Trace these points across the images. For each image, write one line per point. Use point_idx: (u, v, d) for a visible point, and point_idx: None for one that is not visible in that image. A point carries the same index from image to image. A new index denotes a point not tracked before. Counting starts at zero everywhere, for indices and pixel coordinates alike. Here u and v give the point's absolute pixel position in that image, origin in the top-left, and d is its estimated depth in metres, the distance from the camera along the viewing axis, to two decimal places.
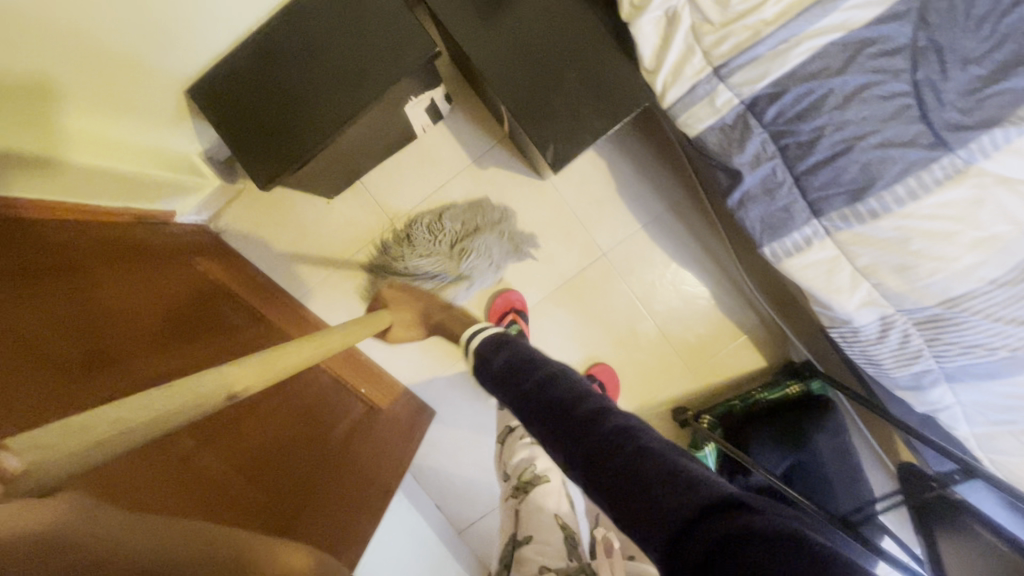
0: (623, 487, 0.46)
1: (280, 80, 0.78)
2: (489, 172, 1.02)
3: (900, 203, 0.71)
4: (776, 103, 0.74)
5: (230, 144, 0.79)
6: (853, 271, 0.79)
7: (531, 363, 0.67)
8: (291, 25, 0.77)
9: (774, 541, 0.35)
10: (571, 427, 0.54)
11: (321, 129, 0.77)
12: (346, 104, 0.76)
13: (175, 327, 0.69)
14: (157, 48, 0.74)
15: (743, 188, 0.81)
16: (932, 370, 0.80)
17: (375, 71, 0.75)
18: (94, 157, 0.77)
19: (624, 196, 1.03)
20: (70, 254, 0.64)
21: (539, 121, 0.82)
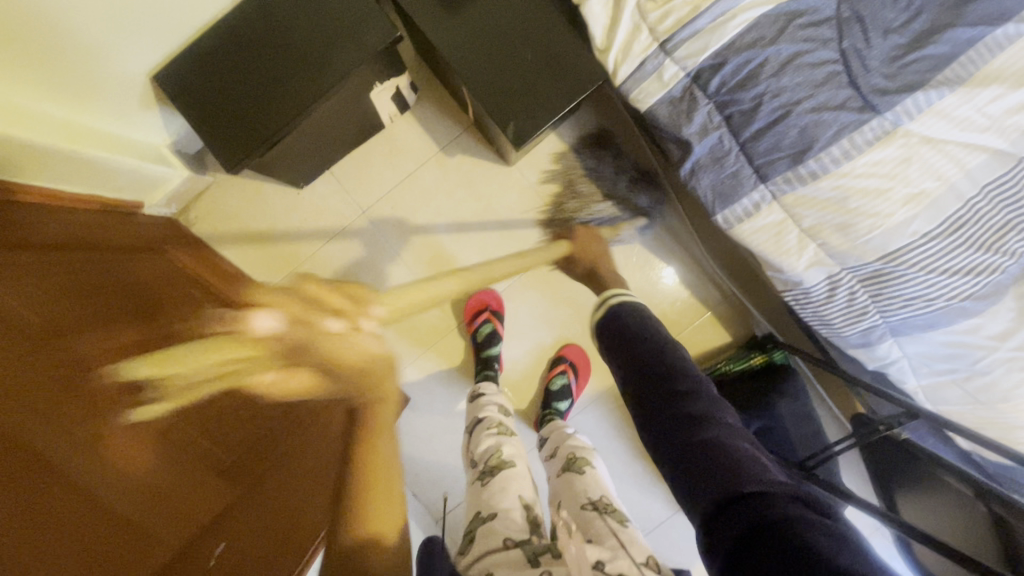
0: (702, 460, 0.62)
1: (264, 78, 0.89)
2: (455, 158, 1.15)
3: (836, 164, 0.76)
4: (717, 73, 0.78)
5: (202, 129, 0.90)
6: (799, 233, 0.83)
7: (645, 335, 0.76)
8: (254, 24, 0.90)
9: (821, 523, 0.52)
10: (671, 403, 0.68)
11: (293, 110, 0.89)
12: (314, 88, 0.89)
13: (137, 297, 0.80)
14: (120, 43, 0.84)
15: (693, 158, 0.85)
16: (878, 326, 0.84)
17: (352, 64, 0.88)
18: (67, 142, 0.86)
19: (589, 177, 1.16)
20: (43, 232, 0.76)
21: (505, 98, 0.89)
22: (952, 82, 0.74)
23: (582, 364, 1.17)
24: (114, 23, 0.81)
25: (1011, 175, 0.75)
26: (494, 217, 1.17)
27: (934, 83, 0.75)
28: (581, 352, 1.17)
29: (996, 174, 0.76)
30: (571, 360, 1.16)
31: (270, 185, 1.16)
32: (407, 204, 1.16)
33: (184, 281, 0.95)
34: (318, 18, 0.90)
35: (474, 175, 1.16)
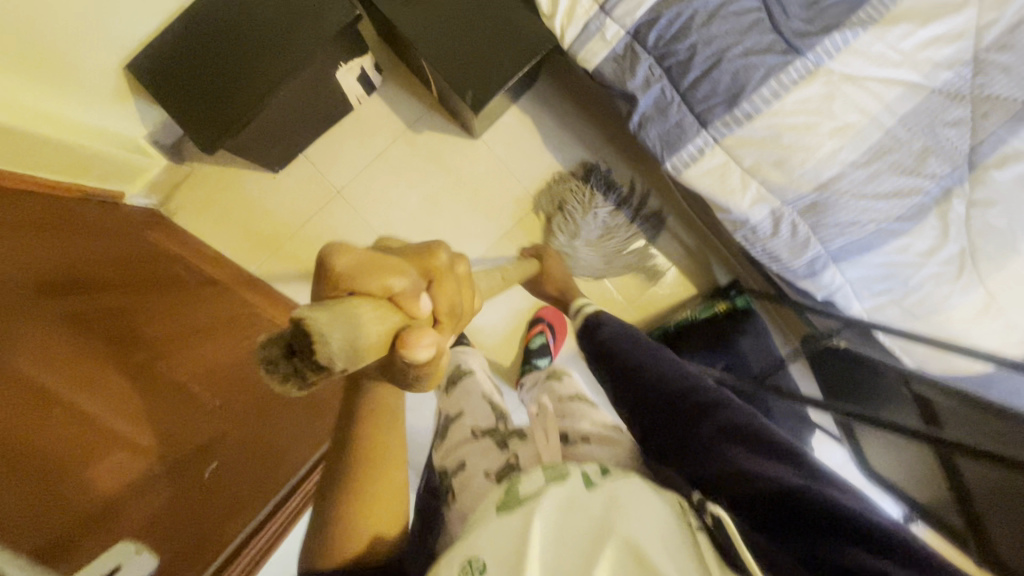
0: (717, 459, 0.59)
1: (234, 60, 0.94)
2: (422, 135, 1.21)
3: (767, 104, 0.83)
4: (653, 28, 0.85)
5: (178, 114, 0.95)
6: (742, 173, 0.89)
7: (631, 344, 0.80)
8: (221, 11, 0.95)
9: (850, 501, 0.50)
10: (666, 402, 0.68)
11: (262, 91, 0.94)
12: (282, 69, 0.94)
13: (123, 270, 0.84)
14: (92, 33, 0.88)
15: (640, 111, 0.91)
16: (821, 255, 0.90)
17: (316, 43, 0.94)
18: (46, 131, 0.90)
19: (551, 145, 1.22)
20: (30, 212, 0.80)
21: (464, 67, 0.95)
22: (865, 22, 0.81)
23: (558, 325, 1.23)
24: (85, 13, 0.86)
25: (924, 105, 0.83)
26: (464, 189, 1.23)
27: (850, 24, 0.82)
28: (557, 313, 1.23)
29: (912, 105, 0.83)
30: (547, 322, 1.22)
31: (247, 172, 1.20)
32: (381, 182, 1.22)
33: (167, 261, 0.99)
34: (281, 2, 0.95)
35: (442, 150, 1.22)
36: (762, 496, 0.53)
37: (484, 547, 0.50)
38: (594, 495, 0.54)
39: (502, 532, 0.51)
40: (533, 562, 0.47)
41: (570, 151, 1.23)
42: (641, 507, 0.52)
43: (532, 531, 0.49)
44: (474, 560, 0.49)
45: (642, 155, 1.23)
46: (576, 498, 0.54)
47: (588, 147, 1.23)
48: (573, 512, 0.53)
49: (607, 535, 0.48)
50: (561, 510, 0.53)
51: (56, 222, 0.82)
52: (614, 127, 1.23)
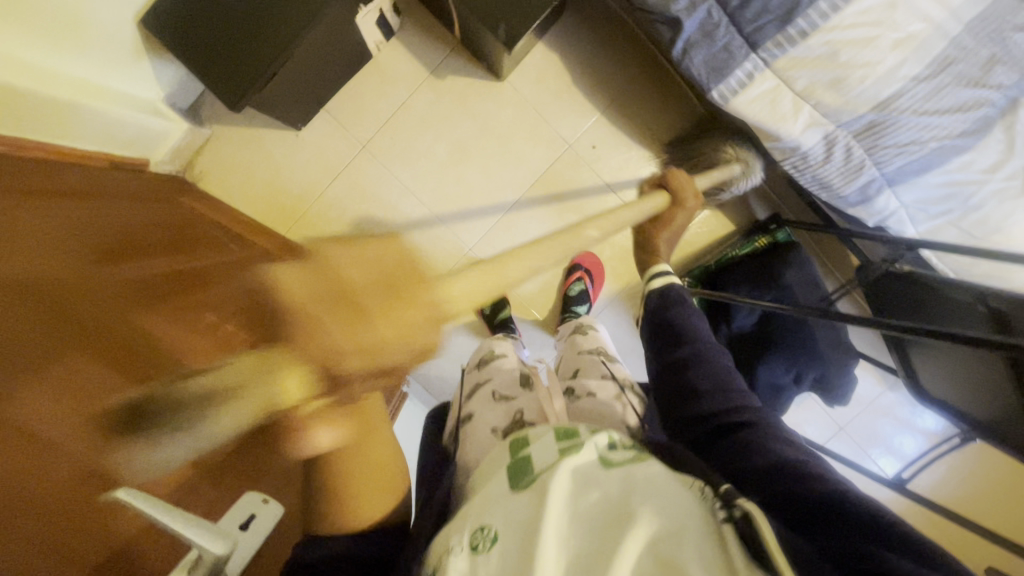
0: (741, 448, 0.57)
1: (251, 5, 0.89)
2: (446, 80, 1.16)
3: (825, 18, 0.77)
4: None
5: (202, 73, 0.92)
6: (794, 97, 0.85)
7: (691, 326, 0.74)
8: None
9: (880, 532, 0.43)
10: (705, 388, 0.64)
11: (283, 41, 0.89)
12: (303, 15, 0.89)
13: (168, 237, 0.83)
14: None
15: (684, 37, 0.86)
16: (876, 179, 0.88)
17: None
18: (71, 96, 0.87)
19: (580, 84, 1.17)
20: (70, 186, 0.78)
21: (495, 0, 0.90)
22: None
23: (595, 271, 1.22)
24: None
25: (995, 8, 0.76)
26: (493, 136, 1.19)
27: None
28: (594, 259, 1.22)
29: (980, 9, 0.76)
30: (585, 267, 1.21)
31: (269, 131, 1.16)
32: (407, 134, 1.18)
33: (205, 226, 0.98)
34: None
35: (468, 96, 1.17)
36: (797, 493, 0.49)
37: (495, 516, 0.50)
38: (611, 474, 0.50)
39: (516, 509, 0.49)
40: (544, 556, 0.43)
41: (601, 89, 1.18)
42: (665, 496, 0.47)
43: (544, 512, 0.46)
44: (489, 530, 0.49)
45: (675, 88, 1.18)
46: (592, 480, 0.50)
47: (619, 83, 1.18)
48: (581, 495, 0.49)
49: (623, 518, 0.45)
50: (572, 494, 0.49)
51: (89, 191, 0.81)
52: (646, 60, 1.17)
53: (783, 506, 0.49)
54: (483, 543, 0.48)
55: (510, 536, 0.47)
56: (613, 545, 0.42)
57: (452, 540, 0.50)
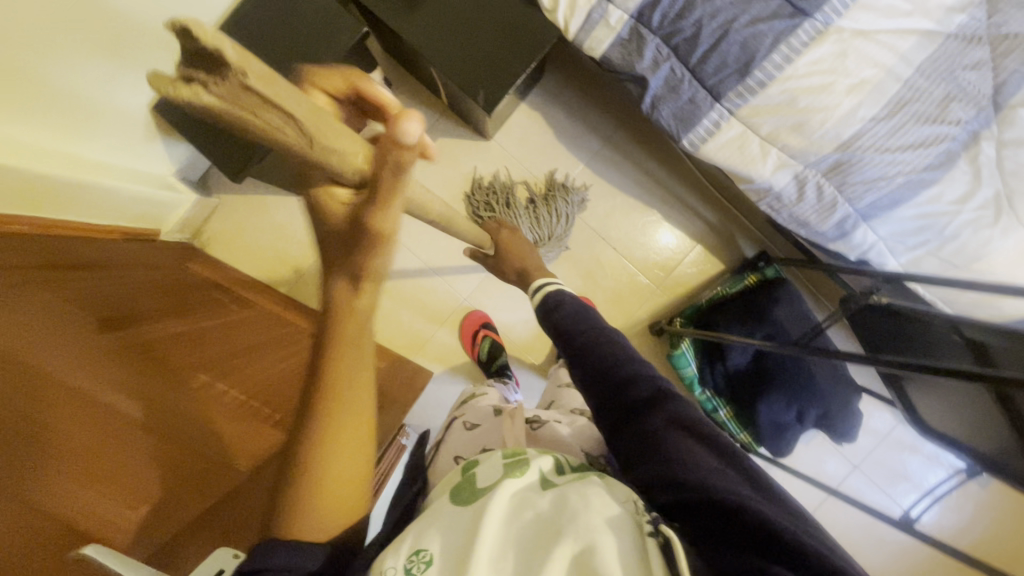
0: (666, 488, 0.52)
1: (253, 87, 0.98)
2: (437, 142, 1.23)
3: (779, 69, 0.83)
4: (657, 9, 0.86)
5: (204, 150, 1.00)
6: (761, 141, 0.89)
7: (600, 336, 0.69)
8: (234, 46, 0.99)
9: None
10: (626, 411, 0.61)
11: None
12: None
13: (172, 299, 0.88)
14: (120, 79, 0.93)
15: (651, 92, 0.92)
16: (850, 215, 0.90)
17: (328, 59, 0.97)
18: (89, 175, 0.95)
19: (563, 139, 1.24)
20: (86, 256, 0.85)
21: (475, 70, 0.98)
22: None
23: None
24: (114, 61, 0.91)
25: (941, 51, 0.82)
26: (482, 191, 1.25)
27: None
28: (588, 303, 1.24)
29: (928, 53, 0.82)
30: None
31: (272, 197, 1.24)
32: None
33: (209, 289, 1.03)
34: (290, 25, 0.99)
35: (457, 155, 1.24)
36: (731, 552, 0.46)
37: (433, 540, 0.52)
38: (546, 494, 0.54)
39: (456, 528, 0.52)
40: (476, 557, 0.48)
41: (583, 142, 1.24)
42: (591, 503, 0.51)
43: (481, 530, 0.50)
44: (424, 553, 0.50)
45: (654, 137, 1.24)
46: (529, 494, 0.55)
47: (600, 135, 1.24)
48: (522, 512, 0.53)
49: (562, 529, 0.49)
50: (512, 509, 0.53)
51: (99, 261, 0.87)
52: (624, 113, 1.24)
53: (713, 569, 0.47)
54: (418, 567, 0.49)
55: (446, 558, 0.50)
56: (546, 556, 0.47)
57: (386, 562, 0.50)
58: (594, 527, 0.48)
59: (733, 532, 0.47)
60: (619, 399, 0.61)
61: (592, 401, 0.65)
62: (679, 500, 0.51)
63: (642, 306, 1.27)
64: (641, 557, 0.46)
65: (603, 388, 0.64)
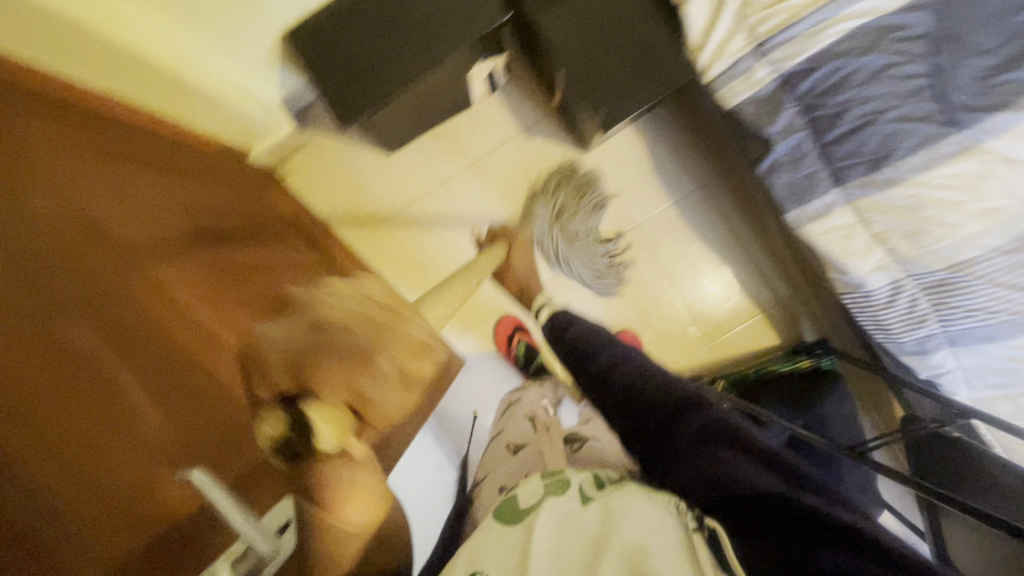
0: (716, 498, 0.59)
1: (383, 43, 0.98)
2: (535, 140, 1.23)
3: (914, 173, 0.80)
4: (809, 77, 0.83)
5: (322, 88, 1.01)
6: (869, 237, 0.87)
7: (616, 355, 0.77)
8: None
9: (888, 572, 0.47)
10: (659, 426, 0.67)
11: (400, 78, 0.99)
12: (426, 61, 0.98)
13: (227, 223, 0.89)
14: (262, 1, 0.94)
15: (772, 157, 0.91)
16: (936, 335, 0.88)
17: (462, 36, 0.97)
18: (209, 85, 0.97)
19: (658, 172, 1.22)
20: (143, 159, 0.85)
21: (596, 91, 1.00)
22: None
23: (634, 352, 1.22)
24: None
25: None
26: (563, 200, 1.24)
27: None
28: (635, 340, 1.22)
29: None
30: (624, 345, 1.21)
31: (361, 148, 1.25)
32: (487, 179, 1.25)
33: (283, 224, 1.05)
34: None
35: (551, 158, 1.24)
36: (788, 540, 0.52)
37: (487, 562, 0.55)
38: (590, 512, 0.58)
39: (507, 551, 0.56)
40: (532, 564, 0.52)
41: (676, 182, 1.22)
42: (634, 511, 0.56)
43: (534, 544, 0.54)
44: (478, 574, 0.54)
45: (749, 196, 1.21)
46: (573, 514, 0.59)
47: (694, 179, 1.22)
48: (570, 525, 0.57)
49: (604, 549, 0.52)
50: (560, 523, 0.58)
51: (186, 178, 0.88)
52: (726, 164, 1.21)
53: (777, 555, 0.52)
54: None
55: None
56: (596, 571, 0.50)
57: None
58: (635, 542, 0.52)
59: (781, 520, 0.54)
60: (652, 413, 0.68)
61: (622, 420, 0.71)
62: (726, 496, 0.58)
63: (686, 356, 1.25)
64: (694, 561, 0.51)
65: (636, 404, 0.70)
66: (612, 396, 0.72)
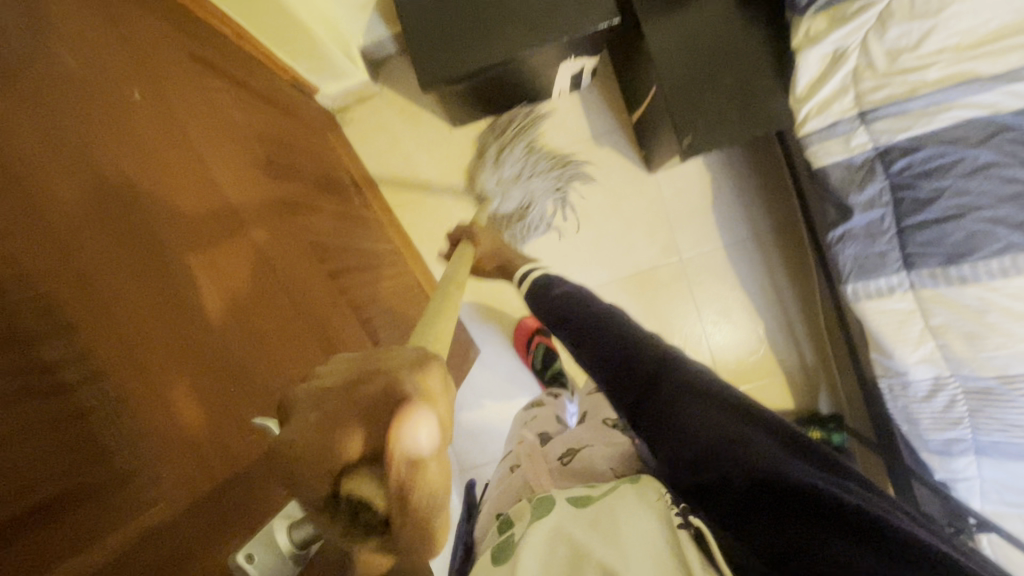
0: (701, 463, 0.52)
1: (485, 18, 0.96)
2: (602, 150, 1.21)
3: (990, 276, 0.78)
4: (907, 156, 0.81)
5: (409, 44, 0.97)
6: (924, 328, 0.85)
7: (599, 313, 0.70)
8: None
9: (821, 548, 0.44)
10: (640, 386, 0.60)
11: (492, 55, 0.96)
12: (521, 43, 0.95)
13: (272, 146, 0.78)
14: None
15: (847, 225, 0.89)
16: (965, 440, 0.86)
17: (565, 27, 0.94)
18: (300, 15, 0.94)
19: (716, 211, 1.21)
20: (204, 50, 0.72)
21: (681, 109, 0.95)
22: None
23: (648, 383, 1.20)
24: None
25: None
26: (613, 213, 1.23)
27: None
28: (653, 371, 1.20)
29: None
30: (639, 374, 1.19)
31: (428, 115, 1.23)
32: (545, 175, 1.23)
33: (337, 171, 1.03)
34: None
35: (613, 171, 1.22)
36: (795, 522, 0.46)
37: None
38: (580, 522, 0.53)
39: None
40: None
41: (731, 224, 1.21)
42: (631, 522, 0.50)
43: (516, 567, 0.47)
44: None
45: (800, 257, 1.20)
46: (563, 523, 0.53)
47: (749, 225, 1.20)
48: (556, 544, 0.51)
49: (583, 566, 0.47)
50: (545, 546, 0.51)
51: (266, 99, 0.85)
52: (784, 218, 1.20)
53: (777, 539, 0.46)
54: None
55: None
56: None
57: None
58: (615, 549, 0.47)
59: (787, 505, 0.47)
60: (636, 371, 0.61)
61: (605, 379, 0.64)
62: (721, 467, 0.50)
63: None
64: (679, 561, 0.46)
65: (617, 365, 0.63)
66: (602, 357, 0.65)
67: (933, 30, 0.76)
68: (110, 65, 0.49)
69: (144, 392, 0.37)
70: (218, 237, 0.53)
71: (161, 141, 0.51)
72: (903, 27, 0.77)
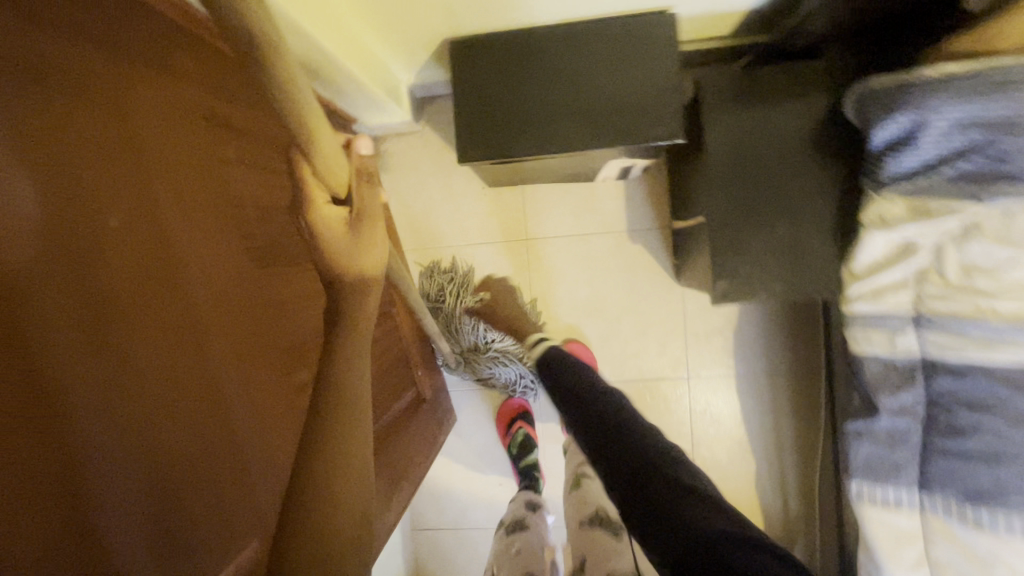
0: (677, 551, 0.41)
1: (546, 106, 0.89)
2: (634, 247, 1.14)
3: (1010, 533, 0.71)
4: (953, 378, 0.74)
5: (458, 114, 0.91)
6: (922, 555, 0.79)
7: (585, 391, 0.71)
8: (559, 49, 0.88)
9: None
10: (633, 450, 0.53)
11: (539, 144, 0.89)
12: (574, 140, 0.89)
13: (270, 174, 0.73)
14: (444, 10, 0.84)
15: (869, 422, 0.82)
16: None
17: (624, 134, 0.87)
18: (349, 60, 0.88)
19: (736, 338, 1.14)
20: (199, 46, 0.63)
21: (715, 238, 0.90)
22: None
23: None
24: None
25: None
26: (623, 315, 1.17)
27: None
28: None
29: None
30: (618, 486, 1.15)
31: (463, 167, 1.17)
32: (569, 257, 1.17)
33: None
34: (621, 77, 0.88)
35: (641, 271, 1.15)
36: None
37: None
38: None
39: None
40: None
41: (746, 357, 1.15)
42: None
43: None
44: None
45: (811, 408, 1.13)
46: None
47: (766, 363, 1.14)
48: None
49: None
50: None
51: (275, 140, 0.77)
52: (803, 366, 1.13)
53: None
54: None
55: None
56: None
57: None
58: None
59: None
60: (642, 444, 0.53)
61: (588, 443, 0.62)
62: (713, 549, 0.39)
63: None
64: None
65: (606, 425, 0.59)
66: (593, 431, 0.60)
67: (1016, 261, 0.68)
68: (127, 103, 0.48)
69: (156, 505, 0.43)
70: (211, 273, 0.53)
71: (212, 267, 0.54)
72: (986, 247, 0.70)
